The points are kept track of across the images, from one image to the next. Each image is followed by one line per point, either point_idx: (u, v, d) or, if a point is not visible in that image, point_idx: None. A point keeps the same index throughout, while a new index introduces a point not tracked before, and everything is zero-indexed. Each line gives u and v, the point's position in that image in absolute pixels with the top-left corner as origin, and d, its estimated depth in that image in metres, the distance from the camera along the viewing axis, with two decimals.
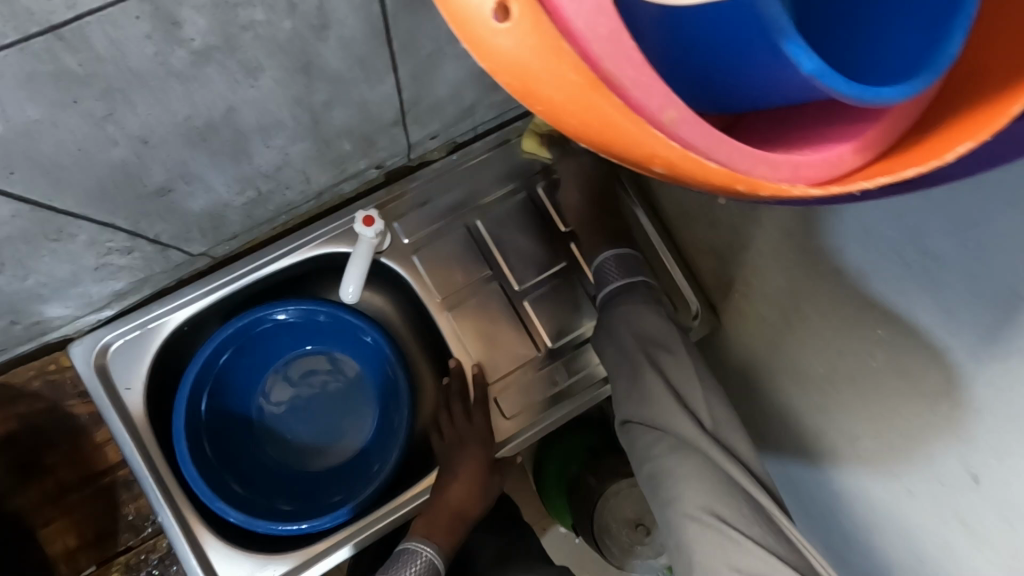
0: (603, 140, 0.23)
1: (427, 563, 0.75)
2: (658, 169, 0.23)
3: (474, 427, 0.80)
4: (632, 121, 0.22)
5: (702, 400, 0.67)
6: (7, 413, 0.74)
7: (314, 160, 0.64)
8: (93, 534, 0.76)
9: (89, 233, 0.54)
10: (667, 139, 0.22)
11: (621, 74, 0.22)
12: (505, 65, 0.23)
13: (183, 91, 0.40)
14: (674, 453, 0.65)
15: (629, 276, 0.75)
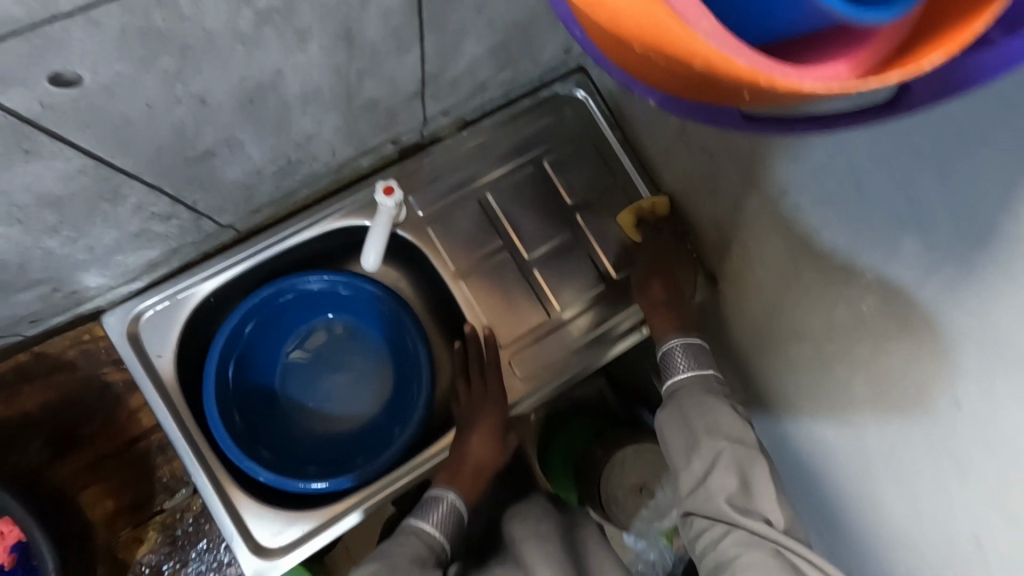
0: (657, 40, 0.28)
1: (450, 508, 0.75)
2: (699, 66, 0.26)
3: (487, 385, 0.85)
4: (679, 25, 0.26)
5: (774, 502, 0.67)
6: (44, 382, 0.77)
7: (341, 133, 0.68)
8: (130, 498, 0.79)
9: (138, 196, 0.57)
10: (703, 40, 0.26)
11: None
12: None
13: (243, 53, 0.44)
14: (741, 544, 0.64)
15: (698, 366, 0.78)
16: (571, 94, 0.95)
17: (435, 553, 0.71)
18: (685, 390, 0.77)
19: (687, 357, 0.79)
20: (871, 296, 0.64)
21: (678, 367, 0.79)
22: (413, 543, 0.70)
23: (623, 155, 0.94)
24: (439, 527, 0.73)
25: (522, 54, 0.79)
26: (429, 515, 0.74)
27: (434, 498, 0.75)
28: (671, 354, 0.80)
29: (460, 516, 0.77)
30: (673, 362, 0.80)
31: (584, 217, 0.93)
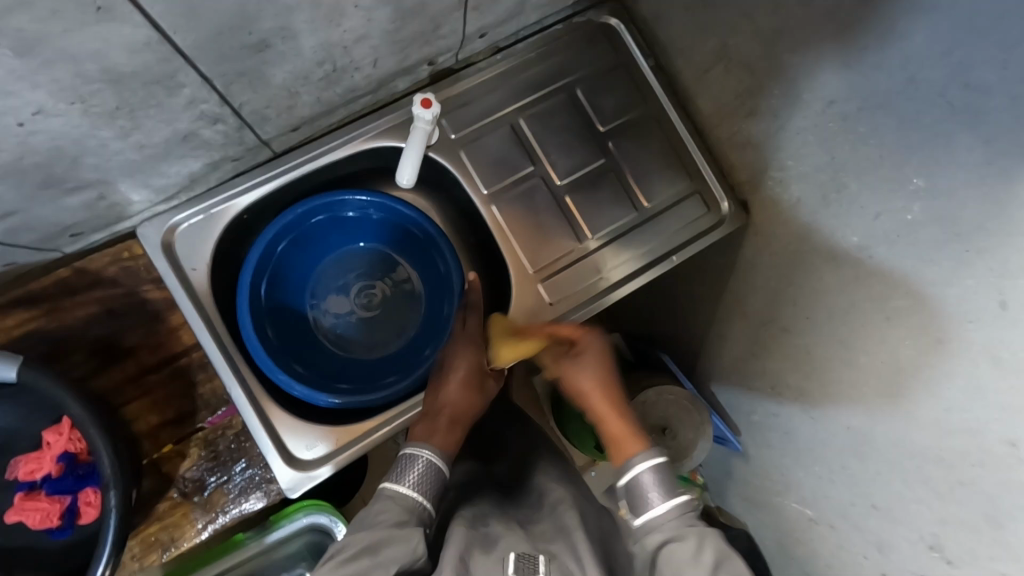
0: None
1: (429, 465, 0.68)
2: None
3: (467, 331, 0.83)
4: None
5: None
6: (87, 297, 0.77)
7: (387, 38, 0.68)
8: (174, 412, 0.79)
9: (192, 87, 0.57)
10: None
11: None
12: None
13: None
14: None
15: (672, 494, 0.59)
16: (604, 21, 0.95)
17: (416, 515, 0.63)
18: (672, 533, 0.56)
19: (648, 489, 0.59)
20: (916, 202, 0.65)
21: (651, 497, 0.59)
22: (389, 509, 0.62)
23: (655, 83, 0.94)
24: (417, 491, 0.65)
25: None
26: (405, 476, 0.66)
27: (407, 457, 0.67)
28: (639, 485, 0.60)
29: (442, 474, 0.68)
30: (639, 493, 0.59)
31: (615, 144, 0.93)
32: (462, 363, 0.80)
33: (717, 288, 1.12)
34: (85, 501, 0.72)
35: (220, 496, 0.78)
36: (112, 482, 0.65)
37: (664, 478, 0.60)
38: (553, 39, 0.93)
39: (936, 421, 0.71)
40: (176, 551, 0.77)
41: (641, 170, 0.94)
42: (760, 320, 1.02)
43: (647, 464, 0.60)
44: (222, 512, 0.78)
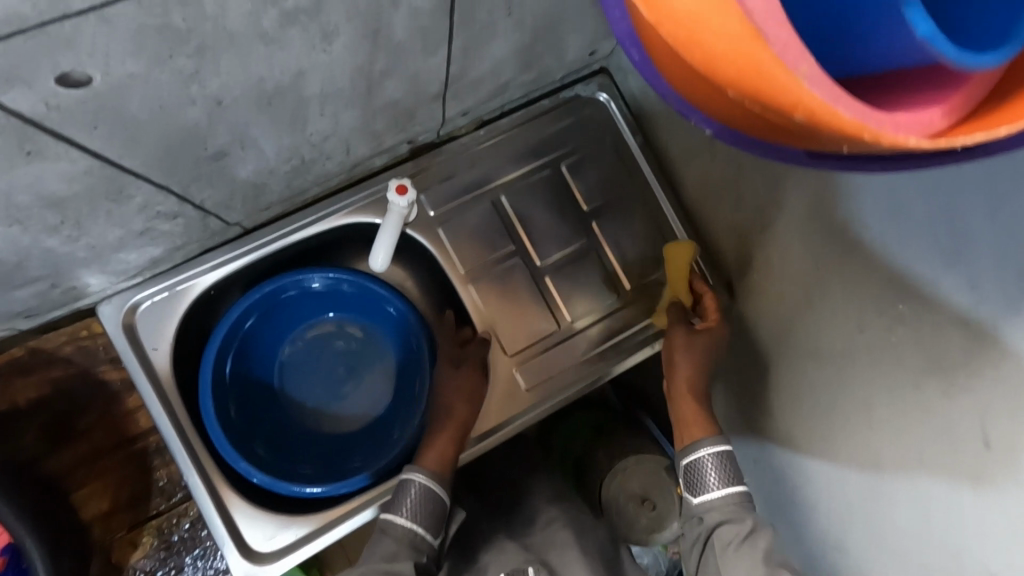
0: (754, 91, 0.23)
1: (423, 490, 0.70)
2: (800, 116, 0.22)
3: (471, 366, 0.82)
4: (786, 71, 0.22)
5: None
6: (41, 378, 0.74)
7: (358, 131, 0.65)
8: (127, 496, 0.76)
9: (144, 195, 0.54)
10: (810, 83, 0.21)
11: (768, 25, 0.21)
12: (673, 18, 0.24)
13: (263, 50, 0.41)
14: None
15: (731, 482, 0.69)
16: (593, 96, 0.93)
17: (409, 544, 0.67)
18: (726, 514, 0.66)
19: (718, 472, 0.69)
20: (899, 325, 0.62)
21: (711, 482, 0.69)
22: (383, 545, 0.66)
23: (642, 161, 0.92)
24: (411, 519, 0.68)
25: (547, 53, 0.75)
26: (399, 505, 0.69)
27: (402, 485, 0.70)
28: (699, 466, 0.70)
29: (437, 497, 0.71)
30: (697, 475, 0.70)
31: (599, 224, 0.91)
32: (469, 379, 0.80)
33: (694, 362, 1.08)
34: None
35: None
36: None
37: (729, 464, 0.70)
38: (539, 113, 0.91)
39: (914, 535, 0.68)
40: None
41: (624, 250, 0.91)
42: (736, 404, 0.99)
43: (718, 447, 0.70)
44: None
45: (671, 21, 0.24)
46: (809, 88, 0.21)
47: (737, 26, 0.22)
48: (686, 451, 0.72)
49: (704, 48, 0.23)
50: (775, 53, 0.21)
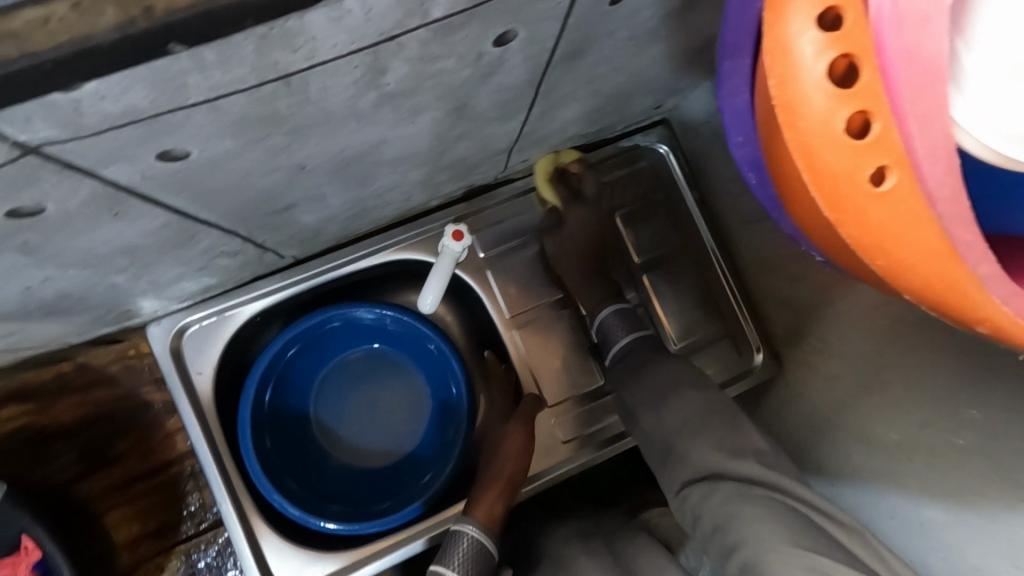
0: (938, 295, 0.32)
1: (473, 544, 0.68)
2: (982, 323, 0.32)
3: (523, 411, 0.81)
4: (975, 288, 0.31)
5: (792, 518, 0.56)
6: (84, 395, 0.74)
7: (423, 183, 0.64)
8: (156, 522, 0.76)
9: (211, 239, 0.54)
10: (996, 302, 0.31)
11: (956, 234, 0.31)
12: (861, 227, 0.32)
13: (354, 127, 0.40)
14: (739, 498, 0.58)
15: (632, 330, 0.78)
16: (652, 147, 0.90)
17: None
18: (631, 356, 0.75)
19: (621, 323, 0.79)
20: (968, 432, 0.59)
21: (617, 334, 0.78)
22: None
23: (698, 219, 0.90)
24: (464, 571, 0.64)
25: (614, 110, 0.74)
26: (450, 559, 0.66)
27: (453, 535, 0.68)
28: (606, 326, 0.80)
29: (488, 554, 0.68)
30: (609, 334, 0.80)
31: (649, 279, 0.89)
32: (518, 434, 0.79)
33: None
34: None
35: None
36: None
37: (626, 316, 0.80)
38: (596, 161, 0.89)
39: None
40: None
41: (671, 306, 0.89)
42: None
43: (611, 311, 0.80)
44: None
45: (860, 226, 0.32)
46: (993, 306, 0.31)
47: (936, 245, 0.31)
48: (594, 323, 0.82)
49: (894, 252, 0.31)
50: (968, 269, 0.30)
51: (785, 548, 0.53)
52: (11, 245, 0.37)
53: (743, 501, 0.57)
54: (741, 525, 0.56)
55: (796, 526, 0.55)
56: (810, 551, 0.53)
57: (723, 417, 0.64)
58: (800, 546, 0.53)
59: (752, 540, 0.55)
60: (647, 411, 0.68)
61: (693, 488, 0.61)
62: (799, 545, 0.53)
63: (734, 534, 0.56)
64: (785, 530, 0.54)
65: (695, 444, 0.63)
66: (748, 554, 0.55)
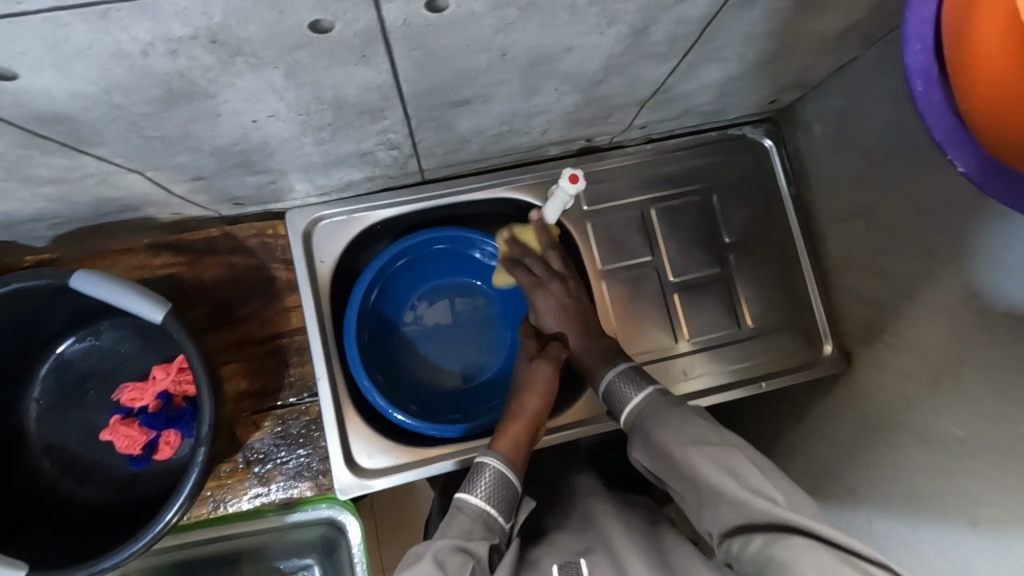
0: None
1: (499, 473, 0.72)
2: None
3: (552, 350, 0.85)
4: None
5: (822, 559, 0.52)
6: (224, 260, 0.85)
7: (564, 116, 0.72)
8: (261, 383, 0.84)
9: (391, 121, 0.63)
10: None
11: None
12: None
13: (564, 21, 0.48)
14: (771, 542, 0.55)
15: (641, 388, 0.76)
16: (758, 141, 0.97)
17: (483, 523, 0.68)
18: (644, 414, 0.73)
19: (627, 383, 0.77)
20: None
21: (630, 392, 0.76)
22: (460, 521, 0.66)
23: (791, 212, 0.95)
24: (487, 499, 0.69)
25: (738, 90, 0.80)
26: (475, 487, 0.70)
27: (476, 465, 0.72)
28: (614, 386, 0.78)
29: (511, 485, 0.73)
30: (618, 396, 0.77)
31: (735, 260, 0.94)
32: (542, 372, 0.83)
33: (776, 429, 1.03)
34: (164, 440, 0.78)
35: (277, 474, 0.83)
36: (204, 440, 0.67)
37: (630, 373, 0.78)
38: (703, 144, 0.96)
39: None
40: (225, 510, 0.82)
41: (752, 290, 0.94)
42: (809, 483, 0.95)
43: (613, 370, 0.79)
44: (275, 488, 0.83)
45: None
46: None
47: None
48: (602, 384, 0.80)
49: None
50: None
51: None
52: (284, 63, 0.45)
53: (777, 541, 0.55)
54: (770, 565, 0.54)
55: (829, 563, 0.51)
56: None
57: (723, 459, 0.63)
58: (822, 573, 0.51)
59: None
60: (659, 462, 0.67)
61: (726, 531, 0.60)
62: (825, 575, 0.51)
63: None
64: (816, 562, 0.52)
65: (713, 484, 0.61)
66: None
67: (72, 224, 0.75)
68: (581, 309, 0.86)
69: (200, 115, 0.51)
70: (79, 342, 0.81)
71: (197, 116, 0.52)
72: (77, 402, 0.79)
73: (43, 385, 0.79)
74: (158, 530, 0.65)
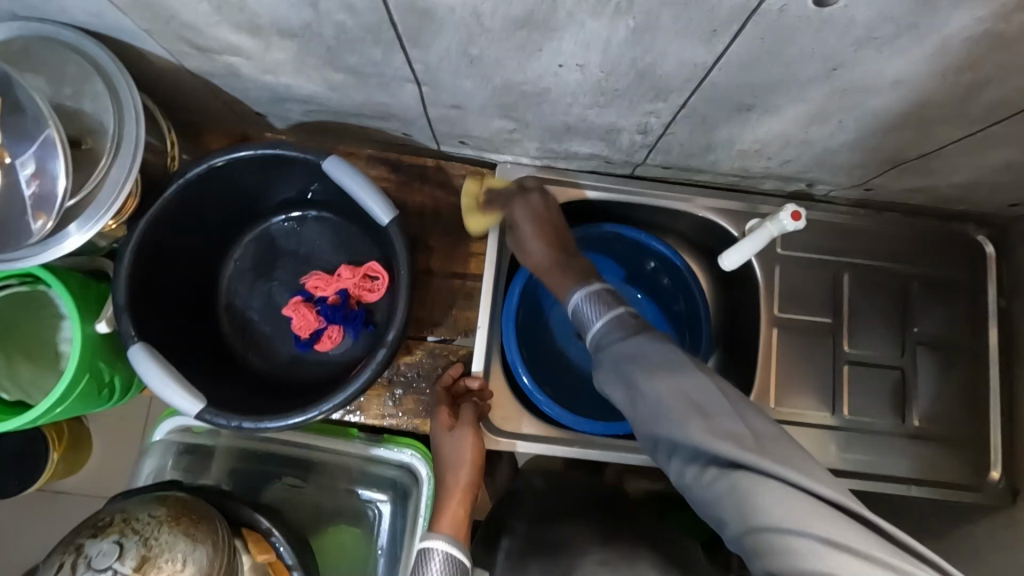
0: None
1: (444, 557, 0.67)
2: None
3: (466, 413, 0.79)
4: None
5: (759, 492, 0.48)
6: (431, 190, 0.88)
7: (818, 152, 0.71)
8: (424, 313, 0.87)
9: (666, 106, 0.64)
10: None
11: None
12: None
13: (923, 51, 0.48)
14: (723, 473, 0.51)
15: (609, 310, 0.67)
16: (979, 242, 0.91)
17: None
18: (611, 355, 0.63)
19: (596, 307, 0.68)
20: None
21: (591, 320, 0.68)
22: None
23: (994, 323, 0.88)
24: None
25: (992, 181, 0.76)
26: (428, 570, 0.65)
27: (421, 549, 0.68)
28: (583, 310, 0.69)
29: (461, 562, 0.67)
30: (584, 317, 0.69)
31: (921, 351, 0.88)
32: (467, 437, 0.77)
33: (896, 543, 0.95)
34: (328, 333, 0.81)
35: (412, 402, 0.85)
36: (388, 345, 0.71)
37: (603, 300, 0.68)
38: (918, 226, 0.91)
39: None
40: (355, 418, 0.85)
41: (926, 388, 0.88)
42: None
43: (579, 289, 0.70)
44: (405, 414, 0.85)
45: None
46: None
47: None
48: (568, 308, 0.71)
49: None
50: None
51: (789, 518, 0.46)
52: (643, 19, 0.48)
53: (730, 471, 0.51)
54: (740, 506, 0.49)
55: (791, 495, 0.48)
56: (816, 529, 0.45)
57: (681, 383, 0.56)
58: (805, 524, 0.46)
59: (740, 515, 0.49)
60: (635, 398, 0.59)
61: (677, 461, 0.56)
62: (794, 512, 0.46)
63: (722, 507, 0.50)
64: (777, 496, 0.48)
65: (676, 433, 0.54)
66: (745, 525, 0.49)
67: (322, 115, 0.81)
68: (554, 227, 0.81)
69: (526, 47, 0.55)
70: (282, 222, 0.86)
71: (523, 48, 0.55)
72: (266, 274, 0.85)
73: (243, 250, 0.85)
74: (323, 411, 0.69)
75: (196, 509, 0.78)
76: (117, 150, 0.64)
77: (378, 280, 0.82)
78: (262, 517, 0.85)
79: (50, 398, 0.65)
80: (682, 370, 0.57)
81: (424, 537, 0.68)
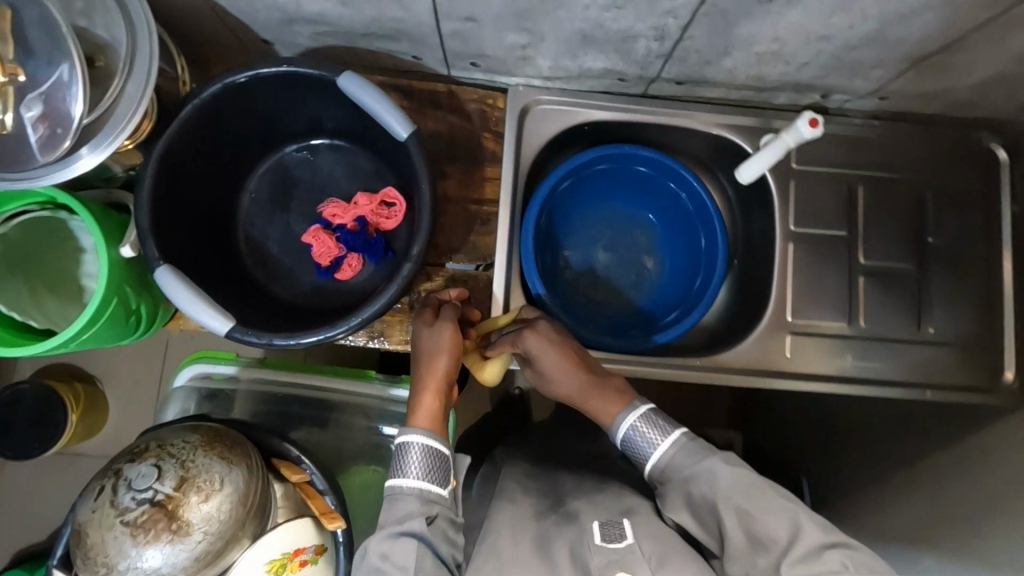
0: None
1: (422, 451, 0.63)
2: None
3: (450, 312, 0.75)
4: None
5: None
6: (443, 116, 0.88)
7: (836, 51, 0.71)
8: (441, 240, 0.87)
9: (686, 2, 0.63)
10: None
11: None
12: None
13: None
14: None
15: (666, 433, 0.65)
16: (992, 149, 0.91)
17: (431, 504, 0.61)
18: (677, 485, 0.62)
19: (650, 432, 0.66)
20: None
21: (646, 452, 0.65)
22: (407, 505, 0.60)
23: (1007, 228, 0.89)
24: (422, 477, 0.62)
25: (1009, 79, 0.76)
26: (406, 468, 0.62)
27: (399, 449, 0.63)
28: (633, 437, 0.67)
29: (441, 454, 0.64)
30: (637, 446, 0.66)
31: (934, 259, 0.89)
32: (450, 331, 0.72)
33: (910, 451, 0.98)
34: (348, 261, 0.81)
35: None
36: (412, 259, 0.71)
37: (657, 422, 0.66)
38: (931, 136, 0.91)
39: None
40: (378, 344, 0.85)
41: (940, 296, 0.89)
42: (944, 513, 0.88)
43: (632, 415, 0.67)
44: None
45: None
46: None
47: None
48: (614, 434, 0.68)
49: None
50: None
51: None
52: None
53: None
54: None
55: None
56: None
57: (752, 517, 0.57)
58: None
59: None
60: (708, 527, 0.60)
61: None
62: None
63: None
64: None
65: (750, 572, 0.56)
66: None
67: (331, 38, 0.80)
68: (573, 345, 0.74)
69: None
70: (296, 150, 0.86)
71: None
72: (283, 203, 0.85)
73: (258, 181, 0.85)
74: (351, 327, 0.70)
75: (229, 436, 0.79)
76: (130, 70, 0.63)
77: (395, 207, 0.82)
78: (291, 446, 0.87)
79: (84, 316, 0.66)
80: (749, 496, 0.58)
81: (399, 432, 0.64)
